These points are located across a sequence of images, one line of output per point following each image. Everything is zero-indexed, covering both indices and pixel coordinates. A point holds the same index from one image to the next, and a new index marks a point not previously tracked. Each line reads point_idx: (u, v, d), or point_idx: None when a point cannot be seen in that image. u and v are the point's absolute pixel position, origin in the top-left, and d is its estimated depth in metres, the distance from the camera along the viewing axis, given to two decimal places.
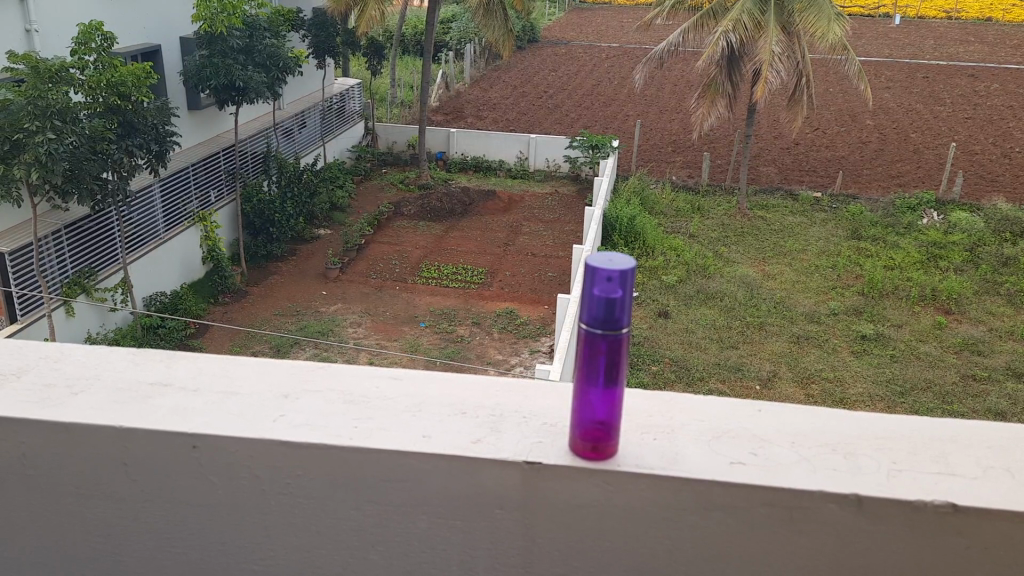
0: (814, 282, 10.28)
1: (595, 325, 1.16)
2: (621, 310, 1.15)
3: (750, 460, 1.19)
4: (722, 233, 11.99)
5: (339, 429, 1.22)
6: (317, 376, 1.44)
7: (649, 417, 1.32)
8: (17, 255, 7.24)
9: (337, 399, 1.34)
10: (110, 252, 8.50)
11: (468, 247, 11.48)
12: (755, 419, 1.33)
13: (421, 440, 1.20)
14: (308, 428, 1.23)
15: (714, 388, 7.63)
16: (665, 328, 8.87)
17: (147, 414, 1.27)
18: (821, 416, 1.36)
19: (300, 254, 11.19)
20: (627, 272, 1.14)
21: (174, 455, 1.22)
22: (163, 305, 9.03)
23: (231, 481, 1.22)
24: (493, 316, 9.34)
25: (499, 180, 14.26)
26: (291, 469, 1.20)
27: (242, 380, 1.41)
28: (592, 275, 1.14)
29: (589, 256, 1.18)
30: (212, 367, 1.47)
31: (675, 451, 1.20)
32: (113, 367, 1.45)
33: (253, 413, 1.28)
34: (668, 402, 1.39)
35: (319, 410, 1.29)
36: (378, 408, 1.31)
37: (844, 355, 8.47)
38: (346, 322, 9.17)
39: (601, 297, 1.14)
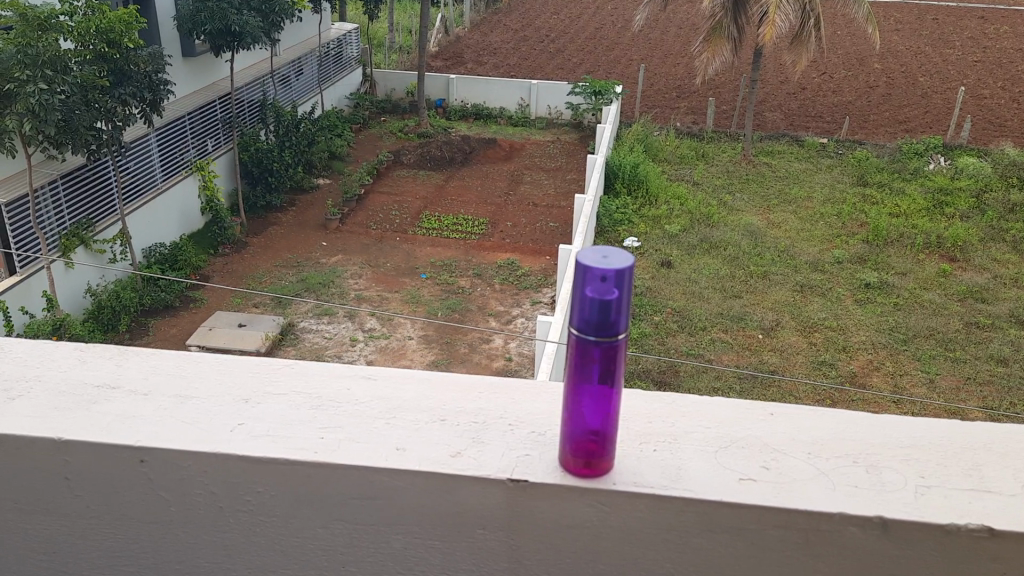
0: (819, 230, 10.15)
1: (588, 330, 1.06)
2: (617, 312, 1.04)
3: (759, 475, 1.12)
4: (727, 181, 11.81)
5: (302, 442, 1.15)
6: (283, 375, 1.37)
7: (654, 426, 1.25)
8: (14, 206, 7.14)
9: (303, 403, 1.27)
10: (107, 202, 8.40)
11: (469, 197, 11.35)
12: (762, 425, 1.26)
13: (395, 453, 1.13)
14: (270, 439, 1.16)
15: (716, 338, 7.59)
16: (667, 279, 8.79)
17: (89, 424, 1.20)
18: (832, 420, 1.29)
19: (300, 204, 11.05)
20: (625, 272, 1.03)
21: (120, 468, 1.16)
22: (162, 257, 8.93)
23: (185, 497, 1.16)
24: (494, 268, 9.26)
25: (499, 128, 14.05)
26: (252, 485, 1.13)
27: (198, 381, 1.34)
28: (585, 275, 1.03)
29: (581, 252, 1.07)
30: (167, 364, 1.40)
31: (677, 467, 1.13)
32: (58, 367, 1.39)
33: (210, 420, 1.21)
34: (671, 404, 1.32)
35: (283, 417, 1.22)
36: (349, 414, 1.24)
37: (847, 304, 8.40)
38: (346, 274, 9.10)
39: (593, 299, 1.04)
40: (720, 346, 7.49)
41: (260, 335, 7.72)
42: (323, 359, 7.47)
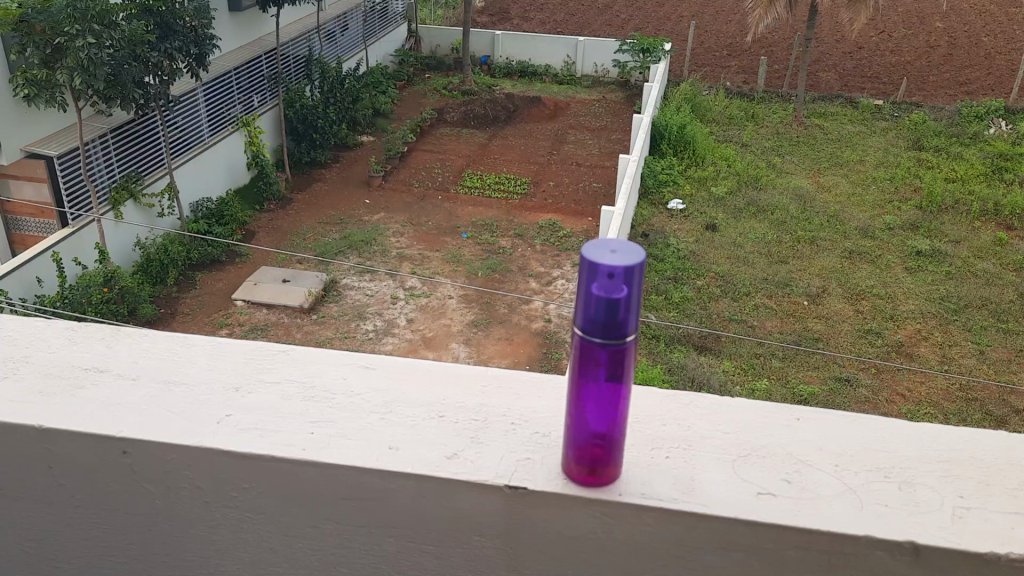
0: (869, 195, 9.89)
1: (594, 330, 1.01)
2: (625, 311, 0.99)
3: (779, 489, 1.08)
4: (776, 143, 11.54)
5: (292, 437, 1.14)
6: (278, 362, 1.36)
7: (672, 431, 1.21)
8: (67, 159, 7.26)
9: (297, 394, 1.26)
10: (156, 156, 8.52)
11: (512, 156, 11.26)
12: (782, 432, 1.22)
13: (390, 452, 1.11)
14: (260, 434, 1.15)
15: (760, 304, 7.48)
16: (711, 243, 8.66)
17: (72, 411, 1.19)
18: (853, 426, 1.24)
19: (344, 161, 11.06)
20: (635, 268, 0.97)
21: (103, 459, 1.16)
22: (209, 212, 9.05)
23: (171, 491, 1.16)
24: (536, 228, 9.21)
25: (544, 86, 13.86)
26: (240, 482, 1.13)
27: (188, 367, 1.34)
28: (591, 272, 0.98)
29: (585, 247, 1.01)
30: (157, 347, 1.40)
31: (690, 477, 1.09)
32: (47, 349, 1.40)
33: (198, 411, 1.21)
34: (689, 404, 1.27)
35: (273, 408, 1.21)
36: (344, 408, 1.22)
37: (896, 272, 8.20)
38: (388, 232, 9.12)
39: (600, 296, 0.98)
40: (764, 312, 7.39)
41: (303, 291, 7.80)
42: (365, 316, 7.54)
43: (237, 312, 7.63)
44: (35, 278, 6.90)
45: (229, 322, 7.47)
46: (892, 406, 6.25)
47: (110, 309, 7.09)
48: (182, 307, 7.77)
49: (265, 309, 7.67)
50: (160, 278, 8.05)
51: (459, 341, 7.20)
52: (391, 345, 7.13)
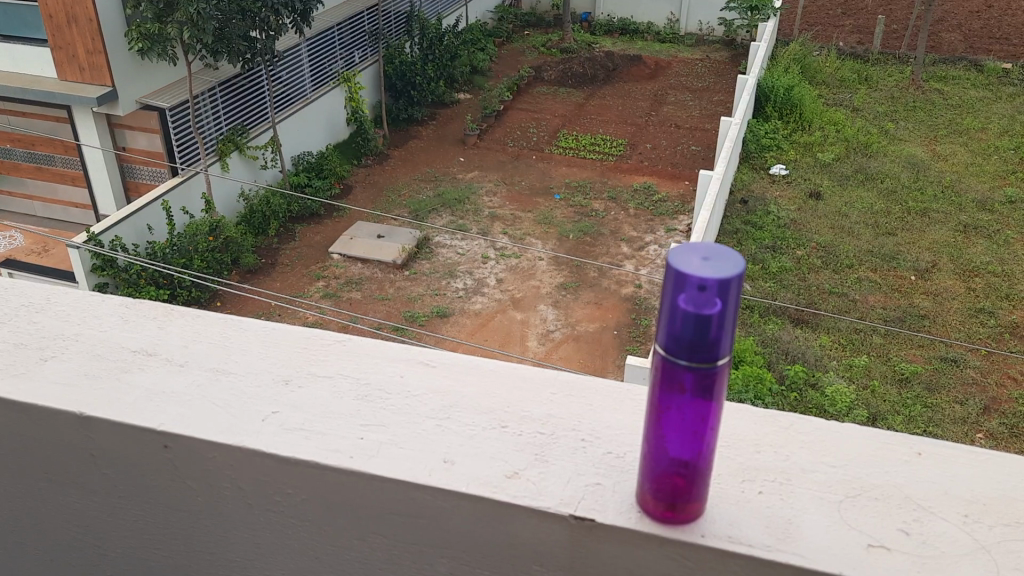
0: (989, 165, 9.31)
1: (680, 350, 0.94)
2: (718, 329, 0.92)
3: (896, 544, 1.01)
4: (891, 108, 10.93)
5: (339, 442, 1.12)
6: (331, 353, 1.35)
7: (770, 461, 1.14)
8: (178, 111, 7.51)
9: (348, 391, 1.25)
10: (260, 109, 8.73)
11: (609, 116, 11.05)
12: (899, 470, 1.14)
13: (444, 467, 1.08)
14: (304, 436, 1.13)
15: (862, 278, 7.17)
16: (815, 212, 8.33)
17: (114, 399, 1.21)
18: (988, 466, 1.15)
19: (440, 118, 11.06)
20: (731, 279, 0.91)
21: (146, 451, 1.17)
22: (310, 165, 9.23)
23: (211, 488, 1.17)
24: (630, 191, 9.04)
25: (646, 44, 13.51)
26: (282, 486, 1.12)
27: (237, 353, 1.34)
28: (679, 282, 0.91)
29: (670, 252, 0.95)
30: (209, 329, 1.41)
31: (787, 521, 1.02)
32: (98, 327, 1.43)
33: (243, 405, 1.21)
34: (788, 427, 1.20)
35: (322, 407, 1.20)
36: (398, 412, 1.20)
37: (1016, 249, 7.70)
38: (481, 191, 9.13)
39: (688, 310, 0.92)
40: (866, 286, 7.09)
41: (397, 246, 7.91)
42: (455, 275, 7.59)
43: (332, 265, 7.80)
44: (147, 225, 7.20)
45: (326, 275, 7.65)
46: (1002, 389, 5.93)
47: (215, 257, 7.41)
48: (281, 257, 8.00)
49: (360, 264, 7.81)
50: (262, 229, 8.31)
51: (548, 303, 7.17)
52: (481, 305, 7.18)
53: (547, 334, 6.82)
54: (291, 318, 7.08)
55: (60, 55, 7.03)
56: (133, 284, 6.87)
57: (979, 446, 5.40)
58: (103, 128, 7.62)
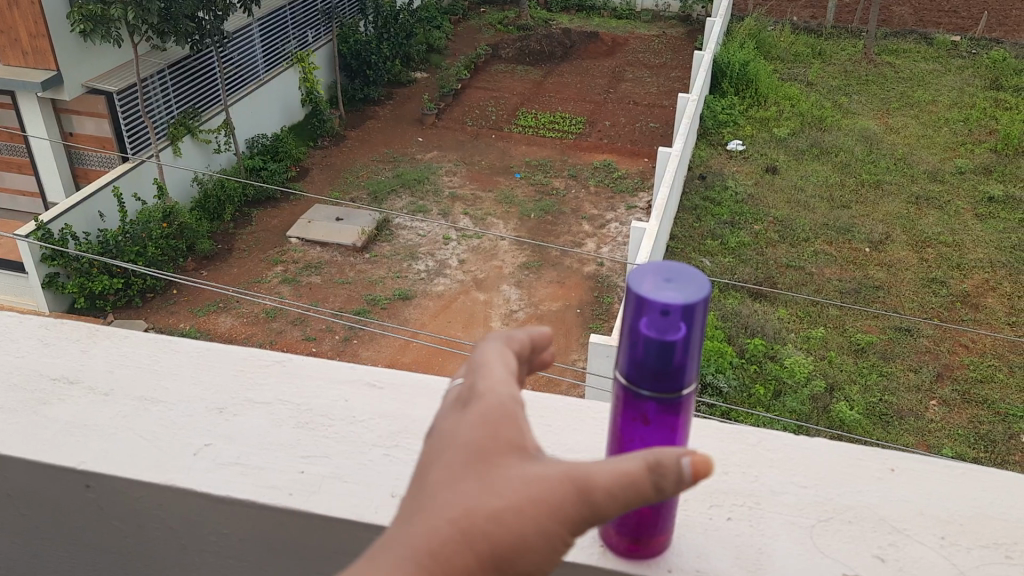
0: (941, 138, 9.47)
1: (647, 376, 0.96)
2: (683, 353, 0.94)
3: (870, 571, 1.12)
4: (844, 82, 11.05)
5: (276, 478, 1.19)
6: (268, 380, 1.42)
7: (742, 484, 1.25)
8: (126, 94, 7.33)
9: (287, 420, 1.32)
10: (211, 91, 8.55)
11: (567, 94, 11.03)
12: (871, 489, 1.26)
13: (390, 500, 1.14)
14: (239, 472, 1.20)
15: (819, 251, 7.28)
16: (772, 186, 8.41)
17: (38, 435, 1.27)
18: (958, 485, 1.29)
19: (397, 98, 10.91)
20: (694, 305, 0.92)
21: (69, 490, 1.22)
22: (265, 148, 9.07)
23: (141, 526, 1.22)
24: (590, 169, 9.05)
25: (602, 21, 13.46)
26: (219, 526, 1.19)
27: (168, 381, 1.42)
28: (642, 309, 0.92)
29: (630, 273, 0.96)
30: (137, 354, 1.49)
31: (757, 550, 1.13)
32: (18, 351, 1.51)
33: (174, 439, 1.27)
34: (756, 449, 1.33)
35: (258, 440, 1.28)
36: (341, 441, 1.27)
37: (966, 219, 7.87)
38: (441, 171, 9.06)
39: (651, 335, 0.93)
40: (823, 259, 7.19)
41: (356, 229, 7.83)
42: (417, 257, 7.54)
43: (291, 249, 7.70)
44: (98, 212, 7.02)
45: (284, 260, 7.55)
46: (954, 357, 6.08)
47: (170, 244, 7.28)
48: (238, 243, 7.88)
49: (319, 248, 7.72)
50: (217, 214, 8.14)
51: (511, 284, 7.16)
52: (443, 286, 7.14)
53: (510, 314, 6.82)
54: (250, 305, 6.99)
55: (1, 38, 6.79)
56: (84, 273, 6.76)
57: (933, 412, 5.57)
58: (49, 113, 7.39)
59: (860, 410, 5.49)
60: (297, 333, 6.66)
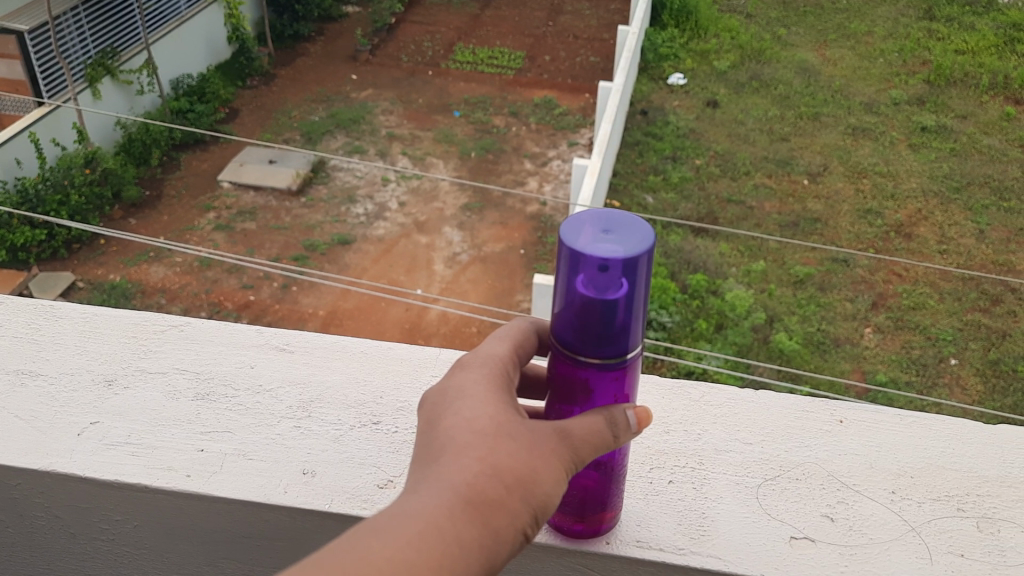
0: (876, 69, 9.49)
1: (582, 342, 0.86)
2: (625, 313, 0.84)
3: (819, 532, 1.07)
4: (782, 13, 10.98)
5: (172, 459, 1.11)
6: (165, 346, 1.35)
7: (683, 444, 1.20)
8: (38, 33, 6.84)
9: (187, 392, 1.25)
10: (130, 30, 8.03)
11: (505, 28, 10.73)
12: (820, 444, 1.22)
13: (302, 481, 1.08)
14: (129, 453, 1.12)
15: (759, 185, 7.28)
16: (713, 120, 8.35)
17: None
18: (911, 437, 1.25)
19: (329, 35, 10.49)
20: (637, 260, 0.83)
21: None
22: (191, 89, 8.64)
23: (23, 517, 1.14)
24: (530, 105, 8.85)
25: None
26: (109, 514, 1.12)
27: (49, 351, 1.31)
28: (577, 262, 0.83)
29: (563, 224, 0.87)
30: (16, 322, 1.38)
31: (701, 516, 1.08)
32: None
33: (55, 417, 1.18)
34: (700, 403, 1.28)
35: (151, 416, 1.20)
36: (248, 414, 1.20)
37: (900, 149, 7.95)
38: (377, 110, 8.77)
39: (586, 293, 0.83)
40: (764, 192, 7.21)
41: (290, 172, 7.55)
42: (354, 200, 7.32)
43: (223, 195, 7.38)
44: (15, 159, 6.61)
45: (216, 206, 7.25)
46: (888, 286, 6.16)
47: (95, 192, 6.94)
48: (166, 189, 7.53)
49: (253, 192, 7.43)
50: (144, 159, 7.76)
51: (452, 225, 7.02)
52: (382, 230, 6.96)
53: (452, 256, 6.69)
54: (183, 254, 6.73)
55: None
56: (4, 226, 6.44)
57: (867, 339, 5.68)
58: None
59: (799, 340, 5.56)
60: (233, 282, 6.45)
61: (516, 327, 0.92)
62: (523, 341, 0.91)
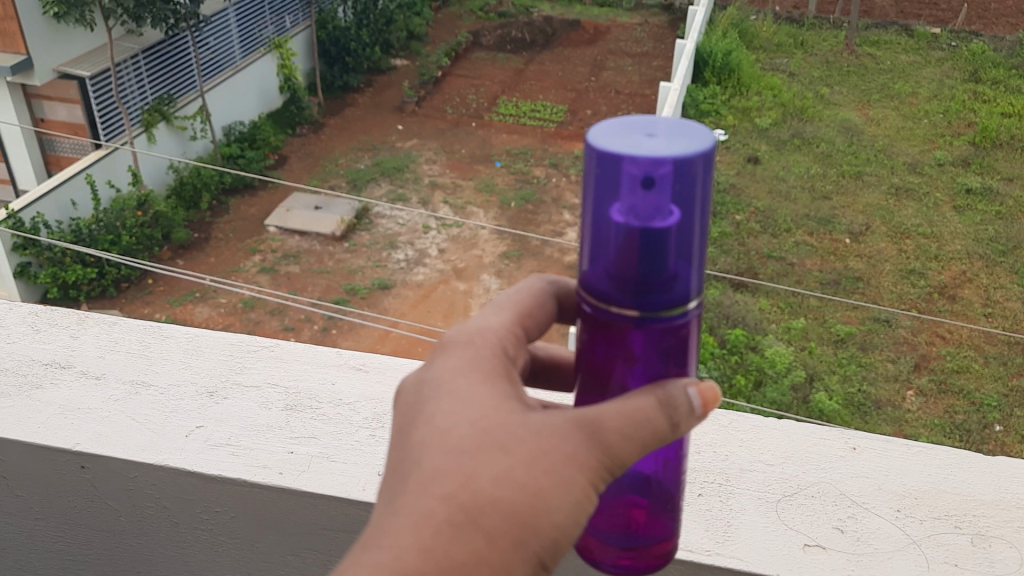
0: (920, 130, 9.46)
1: (621, 291, 0.71)
2: (675, 244, 0.70)
3: (830, 541, 1.08)
4: (825, 73, 11.04)
5: (269, 458, 1.16)
6: (259, 361, 1.40)
7: (710, 462, 1.22)
8: (99, 80, 7.13)
9: (279, 402, 1.30)
10: (187, 78, 8.35)
11: (549, 82, 10.94)
12: (834, 466, 1.21)
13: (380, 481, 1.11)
14: (230, 453, 1.17)
15: (800, 242, 7.27)
16: (753, 176, 8.37)
17: (21, 420, 1.23)
18: (918, 461, 1.24)
19: (377, 86, 10.77)
20: (689, 167, 0.69)
21: (59, 473, 1.19)
22: (242, 136, 8.92)
23: (135, 511, 1.20)
24: (571, 157, 8.96)
25: (584, 9, 13.37)
26: (210, 507, 1.16)
27: (158, 365, 1.38)
28: (615, 179, 0.70)
29: (595, 137, 0.74)
30: (126, 338, 1.45)
31: (725, 524, 1.10)
32: (8, 338, 1.47)
33: (165, 421, 1.24)
34: (726, 427, 1.28)
35: (248, 420, 1.25)
36: (333, 423, 1.25)
37: (945, 211, 7.88)
38: (421, 159, 8.96)
39: (629, 215, 0.70)
40: (804, 249, 7.19)
41: (335, 217, 7.71)
42: (396, 246, 7.45)
43: (268, 238, 7.56)
44: (70, 200, 6.86)
45: (262, 249, 7.42)
46: (931, 348, 6.08)
47: (145, 233, 7.15)
48: (214, 231, 7.73)
49: (297, 236, 7.60)
50: (194, 203, 8.00)
51: (491, 273, 7.09)
52: (422, 276, 7.05)
53: None
54: (227, 295, 6.87)
55: None
56: (57, 263, 6.62)
57: (909, 402, 5.58)
58: (19, 99, 7.24)
59: (839, 401, 5.48)
60: (275, 324, 6.56)
61: (527, 292, 0.82)
62: (532, 310, 0.81)
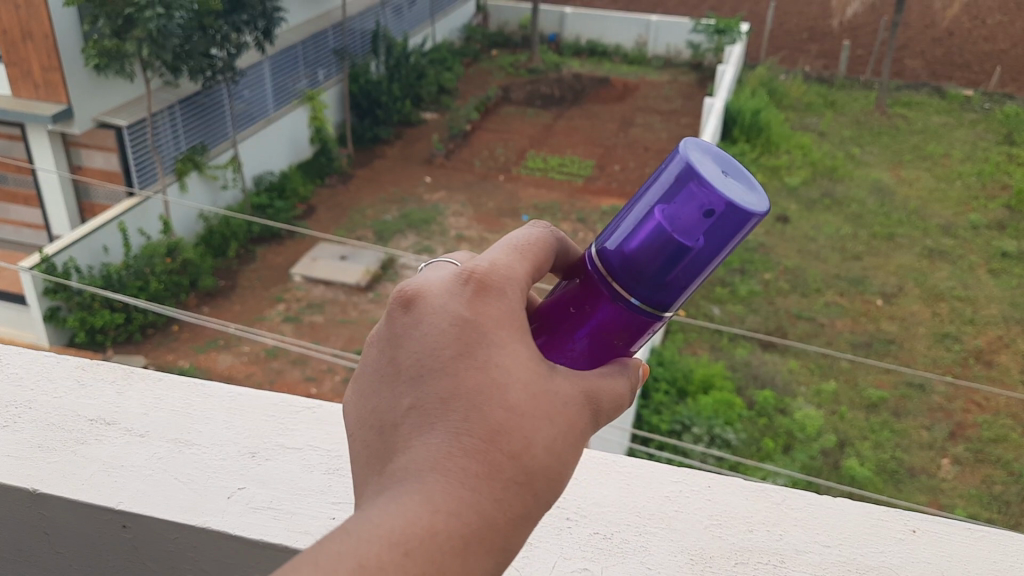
0: (954, 192, 9.31)
1: (629, 275, 0.74)
2: (692, 271, 0.73)
3: None
4: (856, 133, 10.96)
5: (315, 524, 1.04)
6: (303, 422, 1.25)
7: (763, 541, 1.05)
8: (135, 129, 7.21)
9: (321, 466, 1.16)
10: (220, 128, 8.42)
11: (577, 138, 10.96)
12: (896, 552, 1.04)
13: None
14: (273, 516, 1.05)
15: (830, 303, 7.11)
16: (783, 236, 8.25)
17: (64, 473, 1.13)
18: (997, 548, 1.05)
19: (406, 139, 10.86)
20: (741, 225, 0.72)
21: (104, 530, 1.09)
22: (271, 185, 9.01)
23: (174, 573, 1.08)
24: (597, 213, 8.88)
25: (613, 67, 13.48)
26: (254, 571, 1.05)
27: (202, 423, 1.24)
28: (681, 189, 0.73)
29: (686, 145, 0.76)
30: (169, 398, 1.31)
31: None
32: (51, 393, 1.33)
33: (208, 481, 1.12)
34: (779, 500, 1.12)
35: (289, 483, 1.12)
36: None
37: (980, 274, 7.68)
38: (447, 212, 8.95)
39: (668, 222, 0.73)
40: (833, 310, 7.04)
41: (361, 268, 7.74)
42: None
43: (293, 288, 7.55)
44: (102, 246, 6.89)
45: (286, 298, 7.40)
46: (966, 415, 5.84)
47: (173, 281, 7.15)
48: (240, 280, 7.74)
49: (322, 286, 7.58)
50: (222, 251, 8.03)
51: None
52: None
53: None
54: (249, 344, 6.83)
55: (13, 70, 6.67)
56: (86, 307, 6.61)
57: (944, 470, 5.34)
58: (58, 147, 7.23)
59: (871, 466, 5.23)
60: (296, 374, 6.49)
61: (538, 238, 0.75)
62: (541, 256, 0.75)
